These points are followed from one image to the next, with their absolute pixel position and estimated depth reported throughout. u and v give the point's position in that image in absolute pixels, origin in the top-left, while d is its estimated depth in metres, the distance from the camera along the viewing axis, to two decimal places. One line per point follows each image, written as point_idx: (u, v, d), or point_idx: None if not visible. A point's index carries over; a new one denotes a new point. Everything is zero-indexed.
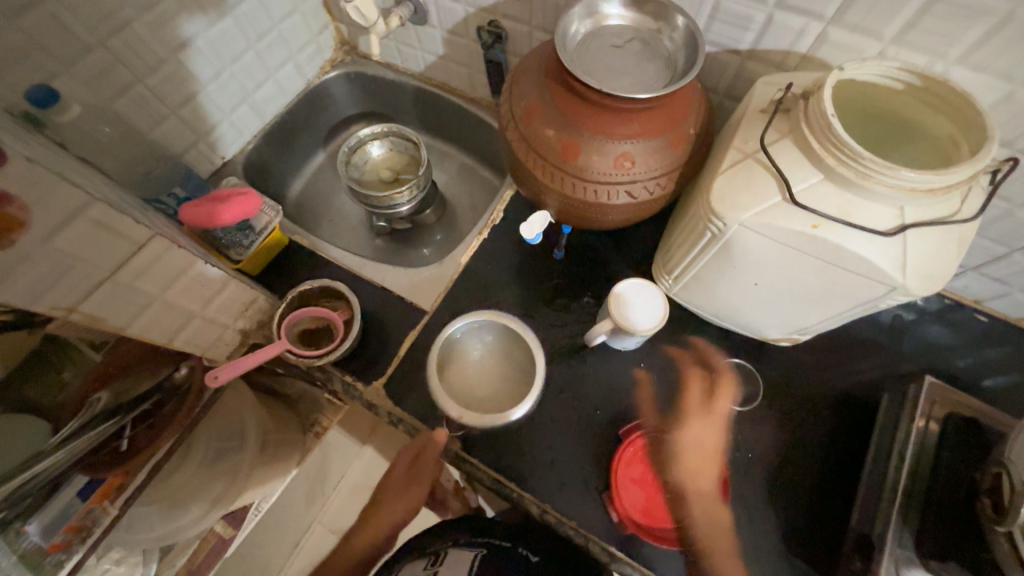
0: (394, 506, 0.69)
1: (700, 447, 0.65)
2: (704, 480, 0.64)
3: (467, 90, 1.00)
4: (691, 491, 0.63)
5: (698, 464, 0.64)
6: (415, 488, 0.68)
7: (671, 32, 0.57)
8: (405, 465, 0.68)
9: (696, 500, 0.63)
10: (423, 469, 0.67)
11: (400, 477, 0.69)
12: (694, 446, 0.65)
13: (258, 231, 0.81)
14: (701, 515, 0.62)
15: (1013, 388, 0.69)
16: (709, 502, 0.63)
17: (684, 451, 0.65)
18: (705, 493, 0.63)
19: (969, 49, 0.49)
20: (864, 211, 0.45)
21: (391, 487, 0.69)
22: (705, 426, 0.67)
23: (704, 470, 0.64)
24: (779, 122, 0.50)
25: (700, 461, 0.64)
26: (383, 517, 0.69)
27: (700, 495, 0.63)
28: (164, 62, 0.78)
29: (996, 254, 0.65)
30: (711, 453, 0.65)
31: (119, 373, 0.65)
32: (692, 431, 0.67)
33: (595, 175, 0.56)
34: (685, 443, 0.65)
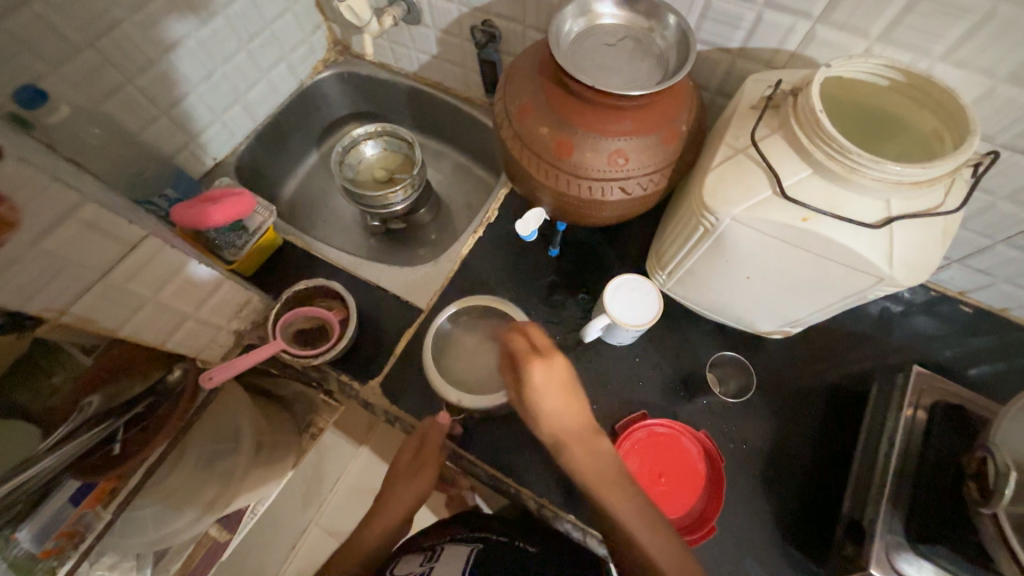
0: (402, 498, 0.66)
1: (554, 398, 0.59)
2: (576, 423, 0.59)
3: (460, 89, 1.01)
4: (568, 439, 0.58)
5: (562, 412, 0.59)
6: (422, 477, 0.67)
7: (664, 31, 0.58)
8: (410, 454, 0.68)
9: (578, 447, 0.57)
10: (428, 460, 0.67)
11: (406, 467, 0.68)
12: (547, 398, 0.59)
13: (252, 231, 0.81)
14: (581, 464, 0.57)
15: (998, 376, 0.71)
16: (587, 447, 0.58)
17: (543, 409, 0.59)
18: (575, 439, 0.58)
19: (952, 46, 0.51)
20: (853, 204, 0.46)
21: (397, 477, 0.67)
22: (548, 383, 0.60)
23: (575, 416, 0.59)
24: (770, 119, 0.51)
25: (560, 408, 0.59)
26: (393, 507, 0.66)
27: (575, 441, 0.58)
28: (155, 62, 0.77)
29: (980, 246, 0.66)
30: (568, 396, 0.60)
31: (111, 377, 0.63)
32: (543, 387, 0.60)
33: (590, 172, 0.57)
34: (539, 394, 0.59)
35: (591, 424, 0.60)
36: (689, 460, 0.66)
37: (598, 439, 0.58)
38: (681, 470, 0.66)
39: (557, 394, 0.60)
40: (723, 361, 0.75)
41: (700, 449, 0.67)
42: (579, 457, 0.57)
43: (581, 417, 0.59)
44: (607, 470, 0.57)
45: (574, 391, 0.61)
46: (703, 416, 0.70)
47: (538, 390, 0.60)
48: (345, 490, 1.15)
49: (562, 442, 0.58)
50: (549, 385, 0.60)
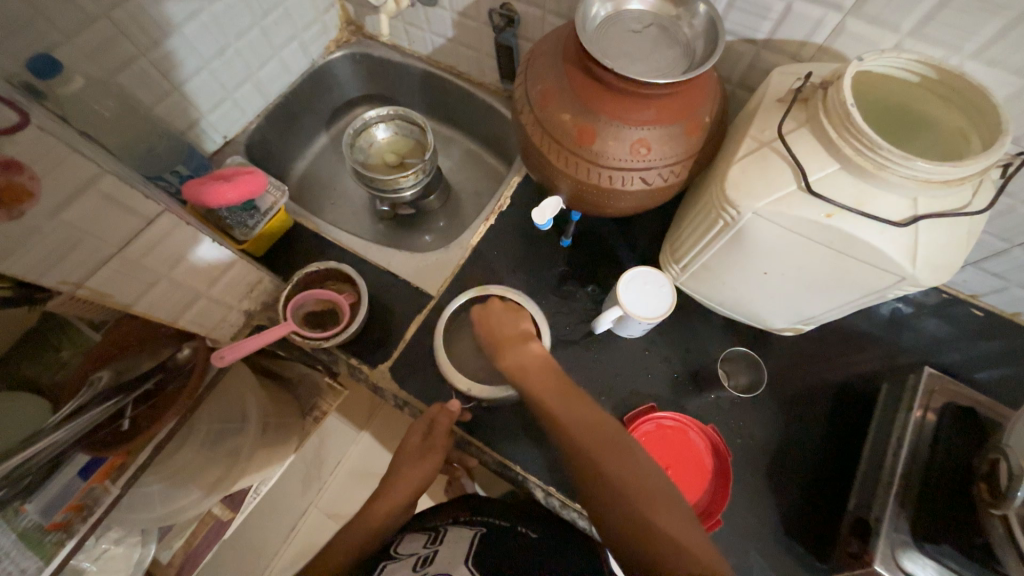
0: (409, 480, 0.67)
1: (502, 320, 0.68)
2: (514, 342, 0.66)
3: (474, 74, 0.99)
4: (501, 342, 0.65)
5: (506, 327, 0.67)
6: (430, 460, 0.67)
7: (691, 19, 0.56)
8: (420, 435, 0.68)
9: (510, 349, 0.64)
10: (439, 444, 0.67)
11: (415, 448, 0.68)
12: (495, 321, 0.68)
13: (264, 212, 0.80)
14: (512, 365, 0.62)
15: (1005, 382, 0.71)
16: (516, 348, 0.64)
17: (486, 330, 0.67)
18: (502, 339, 0.65)
19: (986, 43, 0.50)
20: (879, 201, 0.46)
21: (406, 459, 0.68)
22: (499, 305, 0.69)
23: (516, 327, 0.67)
24: (797, 112, 0.50)
25: (504, 324, 0.67)
26: (398, 488, 0.67)
27: (506, 343, 0.65)
28: (167, 36, 0.76)
29: (997, 250, 0.66)
30: (512, 317, 0.68)
31: (121, 353, 0.65)
32: (493, 309, 0.69)
33: (611, 160, 0.56)
34: (488, 318, 0.68)
35: (523, 333, 0.66)
36: (693, 451, 0.67)
37: (527, 344, 0.64)
38: (687, 463, 0.66)
39: (506, 313, 0.68)
40: (733, 357, 0.74)
41: (708, 444, 0.67)
42: (511, 356, 0.63)
43: (519, 333, 0.66)
44: (540, 377, 0.60)
45: (522, 316, 0.69)
46: (710, 410, 0.71)
47: (489, 311, 0.69)
48: (345, 473, 1.17)
49: (500, 349, 0.65)
50: (501, 309, 0.69)
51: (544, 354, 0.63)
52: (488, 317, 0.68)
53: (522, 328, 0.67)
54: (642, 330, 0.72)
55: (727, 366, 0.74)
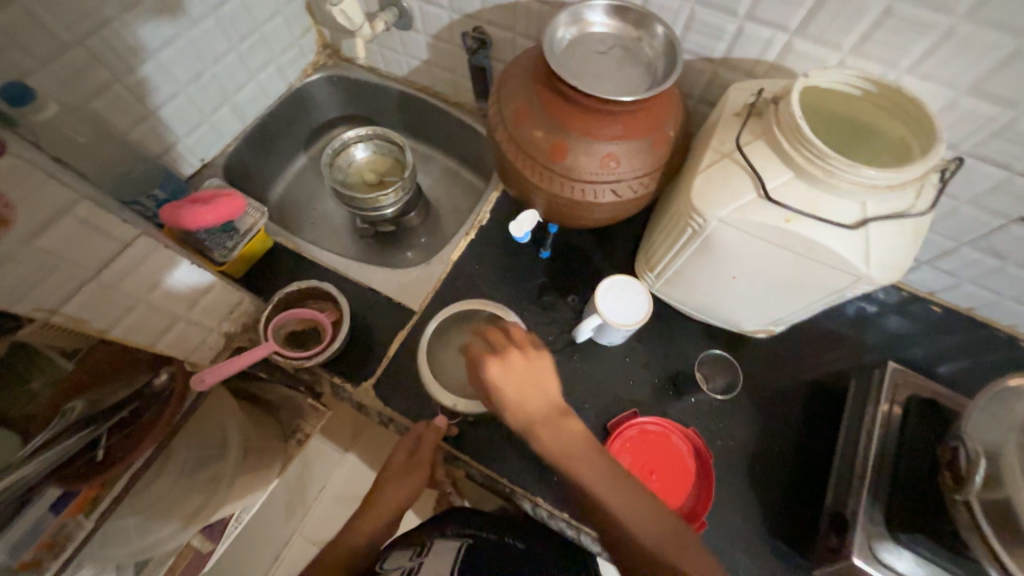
0: (393, 496, 0.67)
1: (522, 383, 0.57)
2: (547, 417, 0.57)
3: (450, 94, 1.02)
4: (534, 423, 0.56)
5: (529, 396, 0.57)
6: (415, 477, 0.66)
7: (652, 40, 0.60)
8: (404, 454, 0.68)
9: (546, 430, 0.56)
10: (425, 460, 0.66)
11: (400, 464, 0.67)
12: (513, 383, 0.57)
13: (243, 233, 0.80)
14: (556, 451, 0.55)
15: (965, 373, 0.75)
16: (553, 429, 0.56)
17: (504, 388, 0.57)
18: (537, 420, 0.56)
19: (919, 59, 0.54)
20: (830, 206, 0.49)
21: (391, 475, 0.67)
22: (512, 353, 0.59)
23: (535, 394, 0.58)
24: (753, 125, 0.53)
25: (523, 390, 0.57)
26: (381, 505, 0.67)
27: (541, 424, 0.56)
28: (145, 61, 0.77)
29: (947, 248, 0.71)
30: (539, 380, 0.58)
31: (93, 381, 0.62)
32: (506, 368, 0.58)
33: (582, 174, 0.59)
34: (500, 376, 0.57)
35: (554, 406, 0.58)
36: (676, 456, 0.68)
37: (563, 421, 0.57)
38: (670, 466, 0.68)
39: (524, 377, 0.58)
40: (710, 359, 0.77)
41: (690, 447, 0.69)
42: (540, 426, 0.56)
43: (540, 398, 0.57)
44: (583, 458, 0.55)
45: (546, 375, 0.59)
46: (691, 414, 0.73)
47: (511, 377, 0.58)
48: (329, 498, 1.15)
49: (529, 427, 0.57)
50: (522, 365, 0.59)
51: (582, 429, 0.57)
52: (510, 388, 0.57)
53: (542, 387, 0.58)
54: (614, 339, 0.73)
55: (703, 369, 0.76)
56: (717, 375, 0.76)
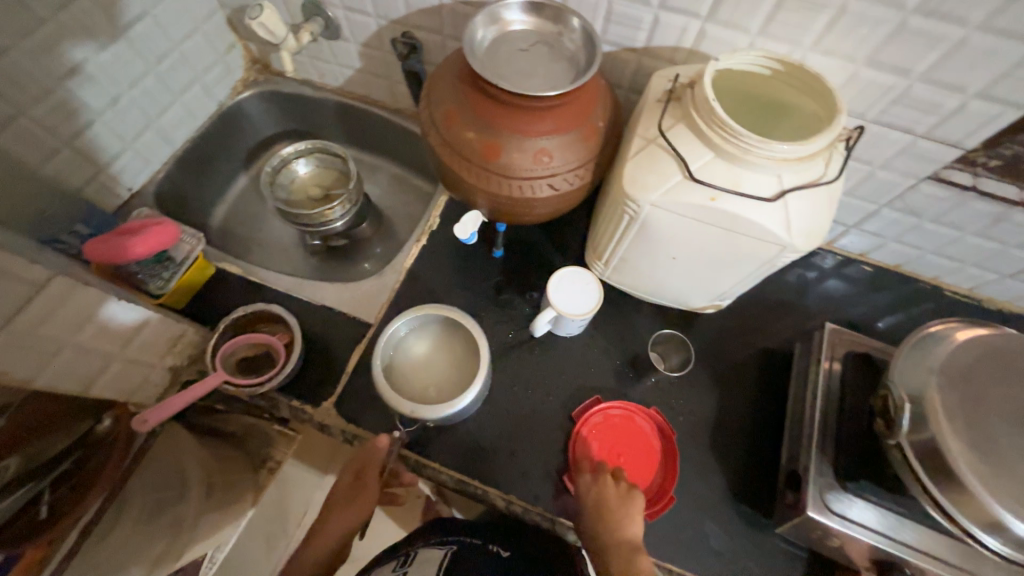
0: (340, 522, 0.64)
1: (615, 503, 0.61)
2: (624, 550, 0.57)
3: (389, 101, 1.01)
4: (607, 549, 0.58)
5: (616, 510, 0.60)
6: (366, 496, 0.65)
7: (571, 33, 0.61)
8: (352, 474, 0.66)
9: (618, 562, 0.56)
10: (370, 481, 0.65)
11: (348, 485, 0.66)
12: (608, 495, 0.61)
13: (179, 262, 0.77)
14: None
15: (900, 326, 0.80)
16: (624, 564, 0.56)
17: (600, 501, 0.61)
18: (612, 549, 0.57)
19: (819, 36, 0.58)
20: (750, 180, 0.51)
21: (337, 503, 0.66)
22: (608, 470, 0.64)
23: (628, 510, 0.60)
24: (673, 110, 0.55)
25: (620, 503, 0.61)
26: (327, 534, 0.64)
27: (615, 555, 0.57)
28: (52, 91, 0.72)
29: (870, 212, 0.75)
30: (623, 507, 0.60)
31: (34, 435, 0.56)
32: (603, 484, 0.63)
33: (518, 171, 0.59)
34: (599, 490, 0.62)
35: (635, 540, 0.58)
36: (641, 436, 0.70)
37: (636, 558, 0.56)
38: (636, 447, 0.70)
39: (623, 494, 0.61)
40: (663, 338, 0.80)
41: (653, 425, 0.71)
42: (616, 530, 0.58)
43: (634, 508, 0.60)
44: None
45: (633, 506, 0.60)
46: (652, 394, 0.74)
47: (600, 499, 0.61)
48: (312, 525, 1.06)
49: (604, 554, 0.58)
50: (615, 481, 0.63)
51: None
52: (598, 505, 0.61)
53: (633, 502, 0.61)
54: (563, 330, 0.75)
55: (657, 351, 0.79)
56: (670, 350, 0.80)
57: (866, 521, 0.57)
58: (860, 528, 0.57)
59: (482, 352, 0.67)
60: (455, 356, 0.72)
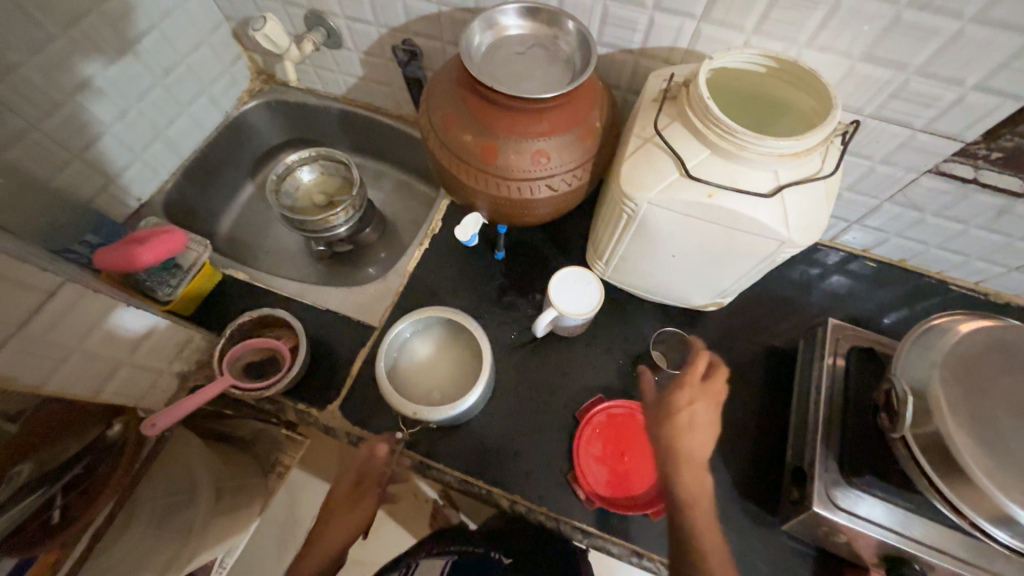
0: (341, 527, 0.65)
1: (706, 419, 0.59)
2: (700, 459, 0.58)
3: (391, 107, 1.02)
4: (680, 458, 0.58)
5: (693, 439, 0.58)
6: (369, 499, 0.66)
7: (566, 36, 0.62)
8: (352, 480, 0.67)
9: (689, 469, 0.58)
10: (371, 488, 0.66)
11: (347, 491, 0.67)
12: (698, 413, 0.59)
13: (187, 269, 0.78)
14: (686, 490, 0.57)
15: (905, 322, 0.80)
16: (695, 470, 0.58)
17: (684, 421, 0.59)
18: (689, 457, 0.58)
19: (814, 33, 0.58)
20: (746, 177, 0.51)
21: (336, 508, 0.66)
22: (703, 394, 0.60)
23: (704, 440, 0.59)
24: (669, 108, 0.56)
25: (695, 432, 0.59)
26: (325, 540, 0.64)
27: (687, 462, 0.58)
28: (63, 105, 0.74)
29: (872, 206, 0.75)
30: (711, 423, 0.59)
31: (44, 442, 0.56)
32: (691, 410, 0.59)
33: (516, 173, 0.60)
34: (685, 416, 0.59)
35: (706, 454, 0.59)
36: (644, 436, 0.70)
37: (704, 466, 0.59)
38: (640, 447, 0.70)
39: (707, 421, 0.59)
40: (665, 337, 0.79)
41: None
42: (686, 463, 0.58)
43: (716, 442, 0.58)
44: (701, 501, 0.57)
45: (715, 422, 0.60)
46: None
47: (695, 414, 0.59)
48: None
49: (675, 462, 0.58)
50: (705, 408, 0.60)
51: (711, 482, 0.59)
52: (687, 418, 0.59)
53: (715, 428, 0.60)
54: (563, 328, 0.76)
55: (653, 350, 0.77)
56: (672, 350, 0.78)
57: (875, 517, 0.57)
58: (870, 525, 0.57)
59: (484, 352, 0.67)
60: (458, 358, 0.73)
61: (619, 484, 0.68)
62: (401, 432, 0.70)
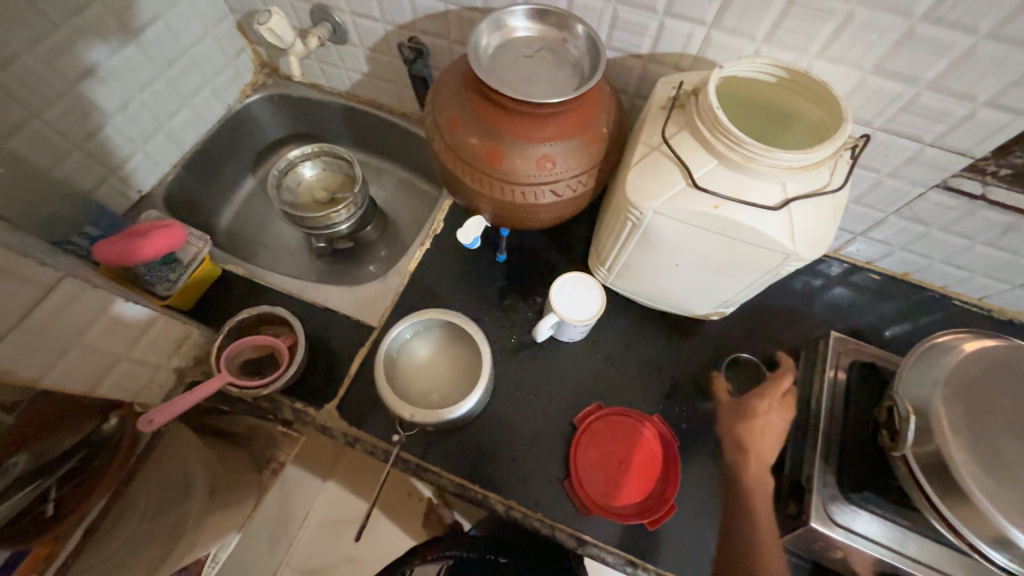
0: None
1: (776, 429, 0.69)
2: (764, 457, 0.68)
3: (395, 105, 1.01)
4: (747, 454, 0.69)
5: (762, 442, 0.69)
6: None
7: (575, 40, 0.61)
8: None
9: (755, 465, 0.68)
10: None
11: None
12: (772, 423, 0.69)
13: (186, 263, 0.78)
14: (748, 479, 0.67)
15: (908, 336, 0.79)
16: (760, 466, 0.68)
17: (757, 426, 0.70)
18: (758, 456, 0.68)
19: (826, 44, 0.58)
20: (753, 189, 0.51)
21: None
22: (780, 407, 0.70)
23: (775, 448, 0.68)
24: (677, 117, 0.55)
25: (766, 439, 0.69)
26: None
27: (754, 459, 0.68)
28: (64, 95, 0.73)
29: (878, 219, 0.74)
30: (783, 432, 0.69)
31: (38, 435, 0.56)
32: (767, 419, 0.70)
33: (521, 177, 0.59)
34: (759, 423, 0.70)
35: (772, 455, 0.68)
36: (643, 446, 0.70)
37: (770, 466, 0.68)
38: (639, 455, 0.69)
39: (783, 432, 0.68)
40: (741, 362, 0.76)
41: (654, 432, 0.71)
42: (750, 462, 0.68)
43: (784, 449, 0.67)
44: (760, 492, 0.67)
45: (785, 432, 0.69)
46: (655, 401, 0.74)
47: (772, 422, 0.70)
48: (313, 525, 1.08)
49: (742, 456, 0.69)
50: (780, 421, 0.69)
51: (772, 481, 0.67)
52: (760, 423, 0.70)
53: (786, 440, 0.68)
54: (558, 333, 0.75)
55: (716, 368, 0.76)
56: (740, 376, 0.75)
57: (871, 534, 0.57)
58: (864, 541, 0.57)
59: (484, 357, 0.67)
60: (457, 361, 0.73)
61: (612, 492, 0.68)
62: (398, 436, 0.70)
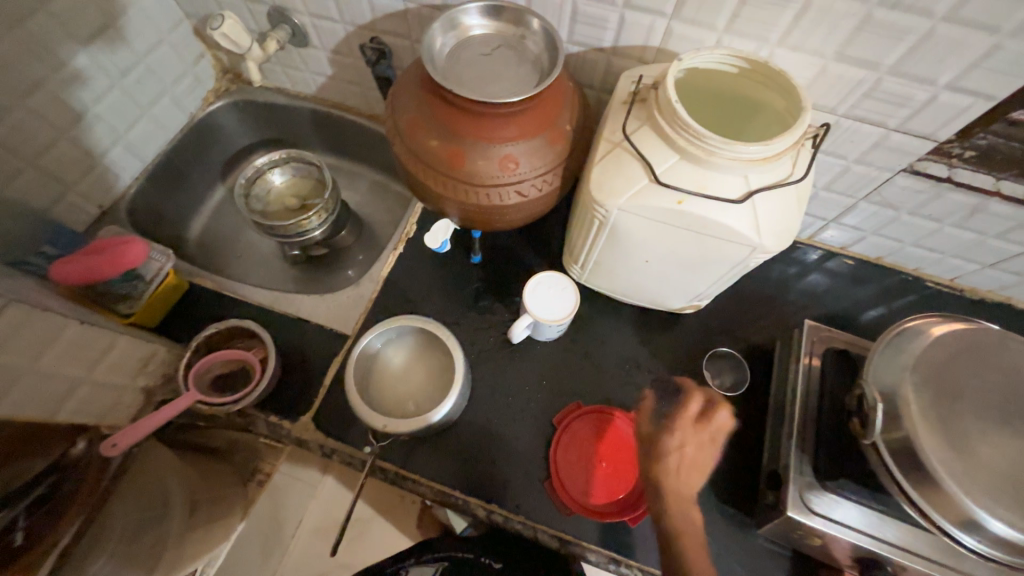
0: None
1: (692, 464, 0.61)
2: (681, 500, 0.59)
3: (363, 107, 0.99)
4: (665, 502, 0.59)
5: (681, 483, 0.60)
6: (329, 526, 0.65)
7: (532, 35, 0.60)
8: None
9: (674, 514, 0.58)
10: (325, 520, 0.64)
11: None
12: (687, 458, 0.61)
13: (150, 279, 0.76)
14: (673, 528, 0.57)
15: (883, 319, 0.80)
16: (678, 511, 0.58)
17: (673, 465, 0.60)
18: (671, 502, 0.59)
19: (785, 32, 0.57)
20: (716, 183, 0.50)
21: None
22: (694, 438, 0.62)
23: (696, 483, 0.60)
24: (638, 111, 0.55)
25: (682, 476, 0.60)
26: None
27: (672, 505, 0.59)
28: (12, 111, 0.71)
29: (848, 205, 0.74)
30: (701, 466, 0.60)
31: (10, 457, 0.54)
32: (681, 454, 0.61)
33: (484, 179, 0.58)
34: (673, 460, 0.61)
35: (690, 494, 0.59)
36: (624, 444, 0.70)
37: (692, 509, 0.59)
38: (619, 452, 0.70)
39: (699, 464, 0.60)
40: (720, 357, 0.77)
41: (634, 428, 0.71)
42: (669, 507, 0.59)
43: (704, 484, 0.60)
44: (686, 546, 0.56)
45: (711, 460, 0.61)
46: (633, 396, 0.74)
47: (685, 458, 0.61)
48: (307, 532, 1.03)
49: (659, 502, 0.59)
50: (696, 452, 0.61)
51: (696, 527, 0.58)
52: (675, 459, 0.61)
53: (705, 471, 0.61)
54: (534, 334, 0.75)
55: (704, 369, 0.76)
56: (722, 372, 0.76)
57: (848, 520, 0.57)
58: (843, 529, 0.57)
59: (457, 362, 0.66)
60: (432, 368, 0.71)
61: (594, 490, 0.68)
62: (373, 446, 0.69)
